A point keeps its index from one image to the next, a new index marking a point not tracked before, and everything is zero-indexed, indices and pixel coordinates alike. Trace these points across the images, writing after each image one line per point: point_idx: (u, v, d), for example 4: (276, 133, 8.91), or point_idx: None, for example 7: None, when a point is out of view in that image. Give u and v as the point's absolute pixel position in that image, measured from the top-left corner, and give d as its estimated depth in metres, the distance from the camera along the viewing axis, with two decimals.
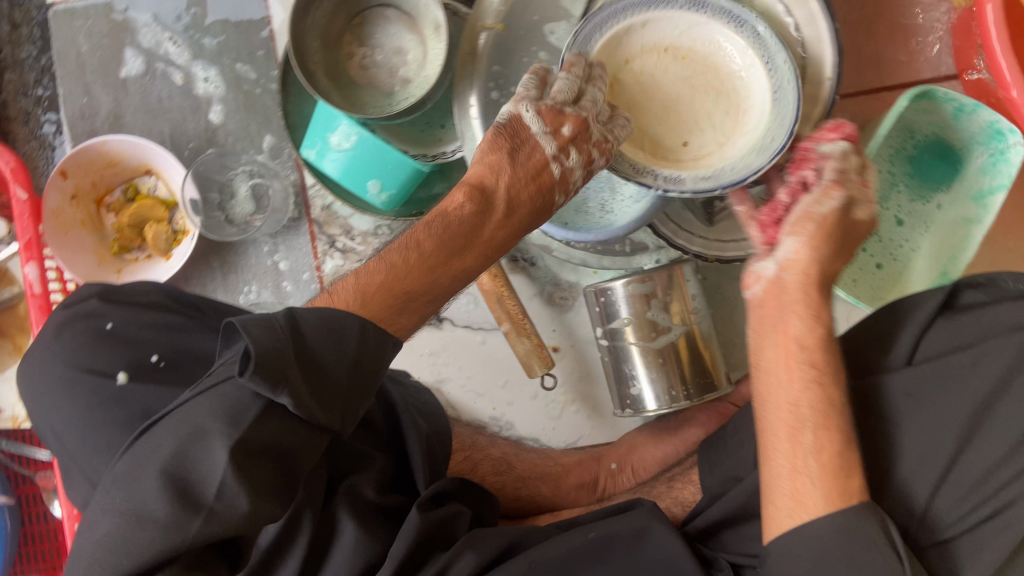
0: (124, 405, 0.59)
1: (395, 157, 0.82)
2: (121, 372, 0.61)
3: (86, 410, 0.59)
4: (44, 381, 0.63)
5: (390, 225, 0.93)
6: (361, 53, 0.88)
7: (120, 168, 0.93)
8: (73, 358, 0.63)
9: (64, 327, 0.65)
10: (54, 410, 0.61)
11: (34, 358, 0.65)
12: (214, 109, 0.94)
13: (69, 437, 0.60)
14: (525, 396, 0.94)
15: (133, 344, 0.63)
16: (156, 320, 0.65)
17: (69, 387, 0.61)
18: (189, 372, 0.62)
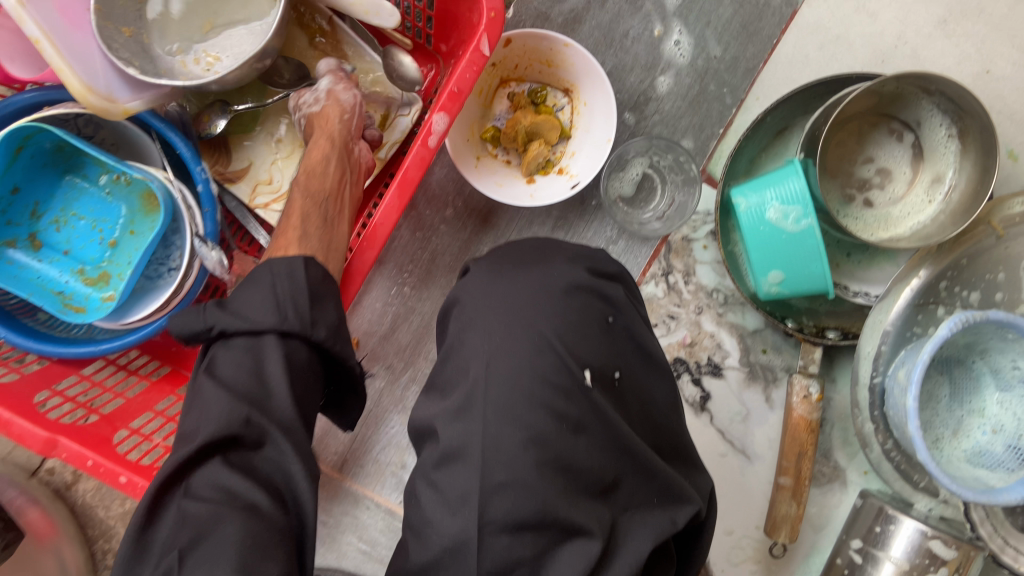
0: (576, 403, 0.54)
1: (819, 269, 0.76)
2: (587, 370, 0.56)
3: (539, 380, 0.54)
4: (506, 308, 0.58)
5: (728, 297, 0.87)
6: (849, 147, 0.81)
7: (548, 70, 0.83)
8: (560, 316, 0.57)
9: (570, 290, 0.59)
10: (504, 341, 0.56)
11: (501, 274, 0.61)
12: (663, 79, 0.85)
13: (500, 375, 0.54)
14: (722, 527, 0.89)
15: (606, 344, 0.58)
16: (637, 338, 0.61)
17: (531, 343, 0.55)
18: (626, 406, 0.59)
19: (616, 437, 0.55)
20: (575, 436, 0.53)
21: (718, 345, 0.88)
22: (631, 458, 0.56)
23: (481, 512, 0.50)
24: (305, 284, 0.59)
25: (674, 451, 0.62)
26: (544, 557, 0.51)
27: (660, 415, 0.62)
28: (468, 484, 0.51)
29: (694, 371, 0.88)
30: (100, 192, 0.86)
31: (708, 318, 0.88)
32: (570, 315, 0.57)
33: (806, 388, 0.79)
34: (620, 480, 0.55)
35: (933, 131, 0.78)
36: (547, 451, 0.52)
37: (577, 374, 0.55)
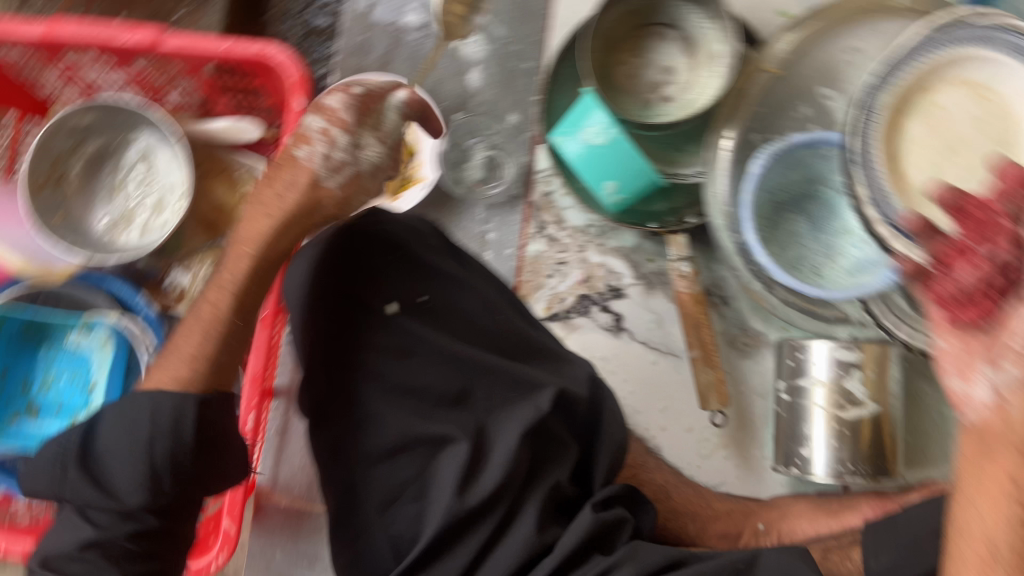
0: (391, 334, 0.65)
1: (639, 166, 0.86)
2: (392, 304, 0.66)
3: (356, 327, 0.65)
4: (319, 280, 0.68)
5: (601, 227, 0.97)
6: (634, 62, 0.91)
7: None
8: (356, 270, 0.67)
9: (353, 240, 0.68)
10: (320, 309, 0.66)
11: (306, 255, 0.70)
12: (472, 76, 0.99)
13: (331, 336, 0.66)
14: (680, 426, 0.95)
15: (407, 277, 0.67)
16: (433, 262, 0.68)
17: (341, 300, 0.66)
18: (442, 320, 0.67)
19: (441, 351, 0.65)
20: (405, 362, 0.64)
21: (611, 270, 0.97)
22: (460, 364, 0.65)
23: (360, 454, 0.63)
24: (185, 432, 0.60)
25: (522, 343, 0.70)
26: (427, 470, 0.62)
27: (494, 317, 0.69)
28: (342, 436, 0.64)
29: (600, 300, 0.97)
30: (68, 349, 0.95)
31: (593, 252, 0.97)
32: (361, 263, 0.67)
33: (679, 268, 0.89)
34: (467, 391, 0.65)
35: (693, 21, 0.90)
36: (386, 382, 0.64)
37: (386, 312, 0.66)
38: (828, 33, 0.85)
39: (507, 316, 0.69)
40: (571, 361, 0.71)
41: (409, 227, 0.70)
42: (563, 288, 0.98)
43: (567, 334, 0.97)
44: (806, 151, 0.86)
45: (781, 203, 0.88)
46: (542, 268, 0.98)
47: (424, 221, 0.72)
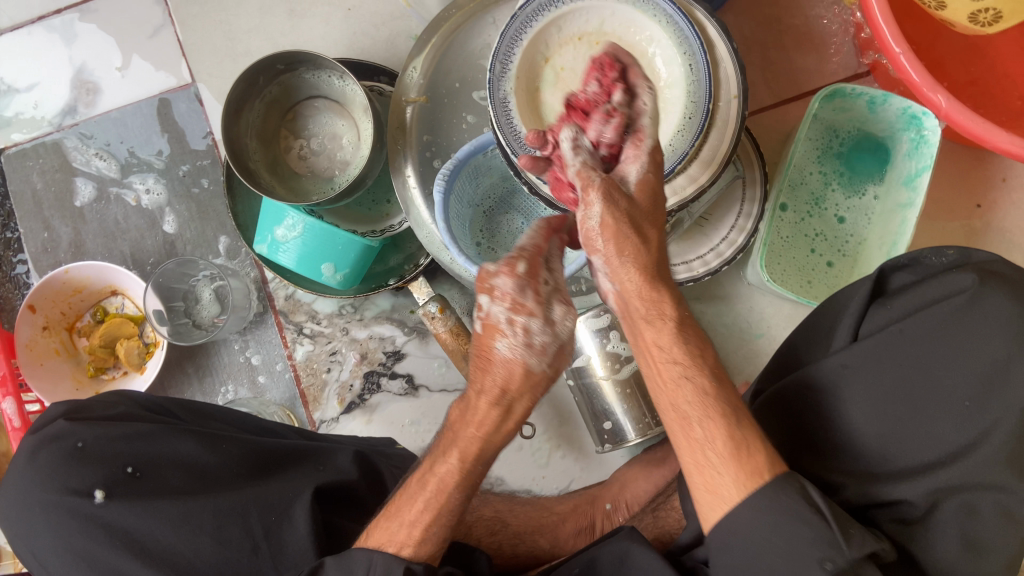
0: (107, 524, 0.59)
1: (345, 238, 0.86)
2: (98, 491, 0.60)
3: (72, 536, 0.59)
4: (20, 506, 0.61)
5: (352, 303, 0.96)
6: (299, 145, 0.91)
7: (85, 293, 0.95)
8: (49, 482, 0.60)
9: (35, 453, 0.62)
10: (32, 535, 0.60)
11: (2, 484, 0.63)
12: (167, 220, 0.98)
13: (57, 560, 0.60)
14: (511, 448, 0.94)
15: (105, 458, 0.62)
16: (127, 429, 0.64)
17: (43, 516, 0.60)
18: (162, 478, 0.62)
19: (176, 515, 0.59)
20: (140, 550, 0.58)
21: (381, 338, 0.96)
22: (201, 509, 0.60)
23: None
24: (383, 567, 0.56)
25: (256, 460, 0.67)
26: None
27: (214, 452, 0.66)
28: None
29: (385, 370, 0.95)
30: None
31: (357, 329, 0.96)
32: (48, 469, 0.61)
33: (428, 311, 0.86)
34: (224, 534, 0.60)
35: (329, 83, 0.89)
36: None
37: (97, 508, 0.59)
38: (449, 45, 0.86)
39: (230, 443, 0.67)
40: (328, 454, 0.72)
41: (93, 414, 0.66)
42: (346, 375, 0.96)
43: (369, 417, 0.95)
44: (481, 158, 0.85)
45: (489, 210, 0.90)
46: (318, 367, 0.96)
47: (102, 399, 0.69)
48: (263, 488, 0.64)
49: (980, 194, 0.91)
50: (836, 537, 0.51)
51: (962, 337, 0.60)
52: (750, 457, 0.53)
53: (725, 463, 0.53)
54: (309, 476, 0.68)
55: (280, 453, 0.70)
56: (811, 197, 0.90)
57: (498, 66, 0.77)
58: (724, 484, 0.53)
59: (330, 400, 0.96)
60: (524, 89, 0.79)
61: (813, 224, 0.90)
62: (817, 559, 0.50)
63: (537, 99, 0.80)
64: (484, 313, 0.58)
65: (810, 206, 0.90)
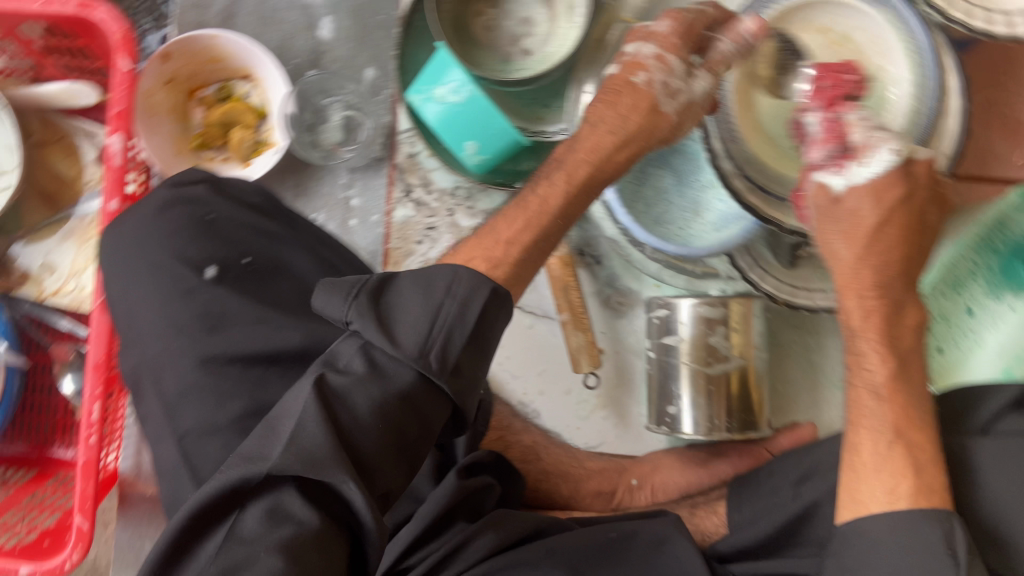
0: (201, 299, 0.57)
1: (500, 124, 0.83)
2: (211, 267, 0.59)
3: (167, 298, 0.57)
4: (131, 249, 0.60)
5: (469, 189, 0.93)
6: (490, 15, 0.87)
7: (220, 66, 0.91)
8: (169, 241, 0.59)
9: (167, 206, 0.61)
10: (131, 280, 0.59)
11: (122, 221, 0.63)
12: (324, 27, 0.93)
13: (144, 316, 0.58)
14: (559, 389, 0.94)
15: (226, 240, 0.60)
16: (260, 223, 0.62)
17: (150, 267, 0.59)
18: (273, 282, 0.60)
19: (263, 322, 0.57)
20: (216, 333, 0.56)
21: None
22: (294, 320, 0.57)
23: (190, 466, 0.53)
24: (463, 308, 0.51)
25: None
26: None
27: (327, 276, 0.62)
28: (159, 422, 0.56)
29: None
30: None
31: (463, 215, 0.94)
32: (174, 227, 0.60)
33: None
34: (308, 351, 0.56)
35: None
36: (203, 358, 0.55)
37: (204, 287, 0.58)
38: None
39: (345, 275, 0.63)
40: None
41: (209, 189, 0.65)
42: (434, 254, 0.93)
43: None
44: None
45: (646, 158, 0.87)
46: (411, 234, 0.94)
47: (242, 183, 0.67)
48: None
49: None
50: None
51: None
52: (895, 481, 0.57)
53: (866, 474, 0.58)
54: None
55: None
56: (953, 280, 0.88)
57: None
58: (867, 491, 0.57)
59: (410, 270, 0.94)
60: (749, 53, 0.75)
61: (942, 304, 0.88)
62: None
63: (755, 73, 0.77)
64: (632, 54, 0.70)
65: (947, 288, 0.88)
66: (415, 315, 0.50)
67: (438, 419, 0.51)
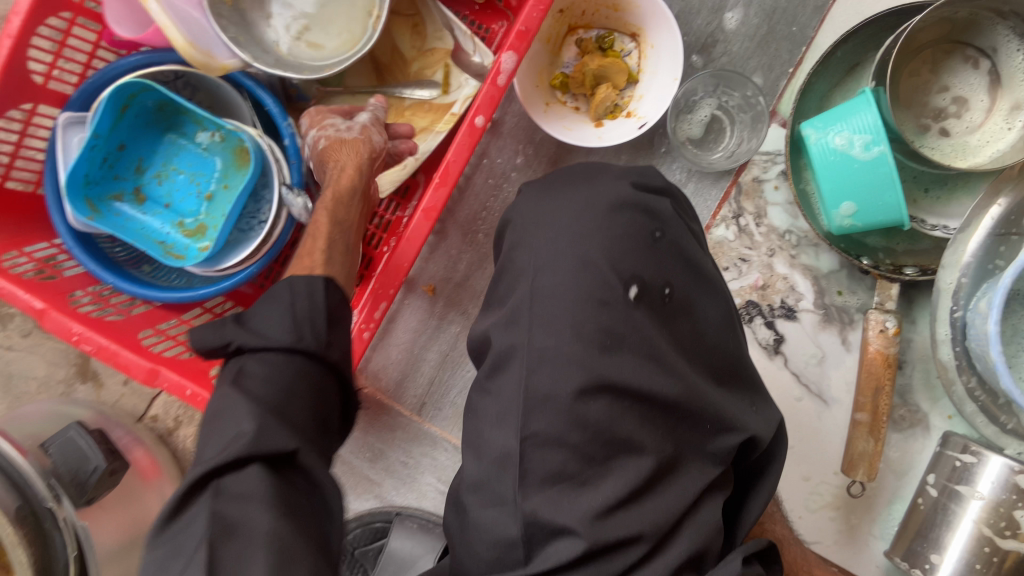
0: (615, 313, 0.58)
1: (893, 198, 0.75)
2: (633, 286, 0.59)
3: (582, 299, 0.58)
4: (564, 229, 0.61)
5: (800, 237, 0.87)
6: (922, 78, 0.79)
7: (614, 15, 0.85)
8: (609, 243, 0.60)
9: (617, 209, 0.62)
10: (552, 263, 0.60)
11: (552, 188, 0.65)
12: (731, 12, 0.85)
13: (543, 302, 0.59)
14: (799, 472, 0.88)
15: (656, 263, 0.61)
16: (683, 258, 0.63)
17: (576, 260, 0.60)
18: (675, 323, 0.61)
19: (653, 352, 0.58)
20: (610, 355, 0.57)
21: (791, 287, 0.87)
22: (679, 371, 0.59)
23: (522, 466, 0.55)
24: (323, 305, 0.59)
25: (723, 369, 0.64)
26: (596, 470, 0.56)
27: (713, 333, 0.63)
28: (511, 402, 0.57)
29: (767, 314, 0.88)
30: (197, 149, 0.91)
31: (780, 261, 0.88)
32: (618, 234, 0.61)
33: (882, 322, 0.78)
34: (681, 403, 0.58)
35: (1011, 55, 0.76)
36: (592, 371, 0.56)
37: (617, 306, 0.58)
38: None
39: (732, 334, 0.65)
40: (765, 401, 0.66)
41: (336, 162, 0.78)
42: (734, 286, 0.88)
43: None
44: None
45: None
46: (719, 257, 0.89)
47: (686, 210, 0.66)
48: (719, 398, 0.61)
49: None
50: None
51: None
52: None
53: None
54: (749, 414, 0.63)
55: (738, 373, 0.65)
56: None
57: None
58: None
59: None
60: None
61: None
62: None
63: None
64: None
65: None
66: (277, 322, 0.57)
67: (319, 408, 0.56)
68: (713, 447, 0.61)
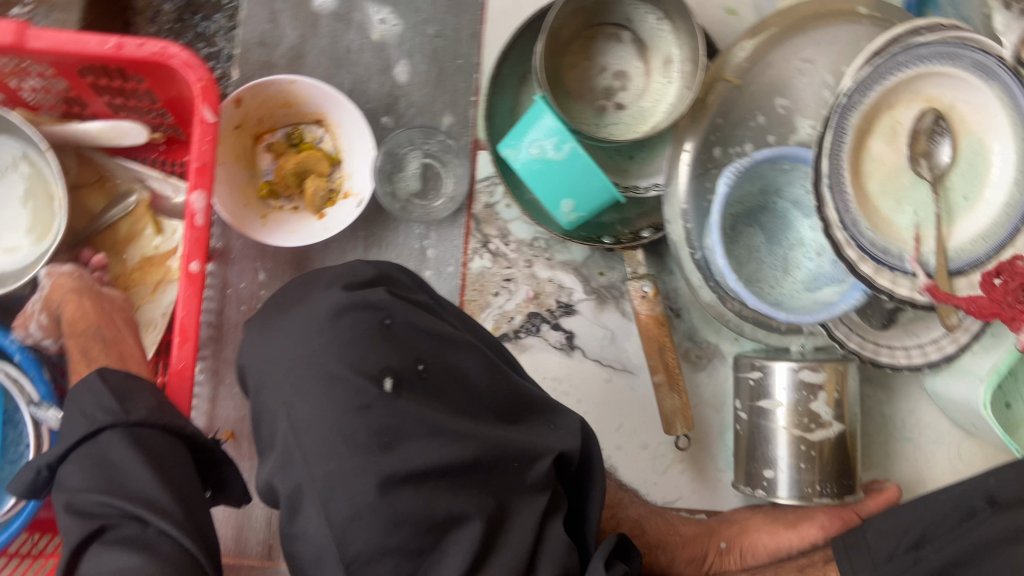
0: (379, 412, 0.53)
1: (600, 183, 0.80)
2: (386, 378, 0.55)
3: (342, 410, 0.53)
4: (293, 352, 0.56)
5: (547, 240, 0.91)
6: (583, 66, 0.84)
7: (292, 110, 0.86)
8: (345, 348, 0.55)
9: (340, 310, 0.57)
10: (297, 391, 0.55)
11: (270, 322, 0.60)
12: (399, 67, 0.88)
13: (305, 430, 0.54)
14: (637, 444, 0.92)
15: (401, 344, 0.57)
16: (429, 326, 0.59)
17: (320, 377, 0.55)
18: (446, 392, 0.57)
19: (433, 428, 0.54)
20: (393, 451, 0.53)
21: (559, 285, 0.91)
22: (466, 434, 0.55)
23: None
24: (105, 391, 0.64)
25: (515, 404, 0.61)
26: (427, 559, 0.52)
27: (489, 379, 0.60)
28: (320, 540, 0.52)
29: (550, 318, 0.92)
30: None
31: (540, 267, 0.91)
32: (350, 334, 0.56)
33: (640, 288, 0.83)
34: (480, 461, 0.55)
35: (644, 20, 0.83)
36: (380, 473, 0.52)
37: (380, 402, 0.54)
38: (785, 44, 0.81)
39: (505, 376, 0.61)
40: (565, 412, 0.64)
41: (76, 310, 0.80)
42: (511, 306, 0.91)
43: (517, 354, 0.91)
44: (765, 166, 0.83)
45: (737, 216, 0.86)
46: (487, 286, 0.91)
47: (408, 282, 0.64)
48: (521, 437, 0.59)
49: None
50: None
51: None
52: None
53: None
54: (552, 434, 0.61)
55: (532, 402, 0.63)
56: None
57: (856, 95, 0.74)
58: None
59: (486, 323, 0.91)
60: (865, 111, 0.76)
61: None
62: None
63: (864, 143, 0.77)
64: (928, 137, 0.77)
65: None
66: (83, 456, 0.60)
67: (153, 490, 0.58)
68: (532, 480, 0.58)
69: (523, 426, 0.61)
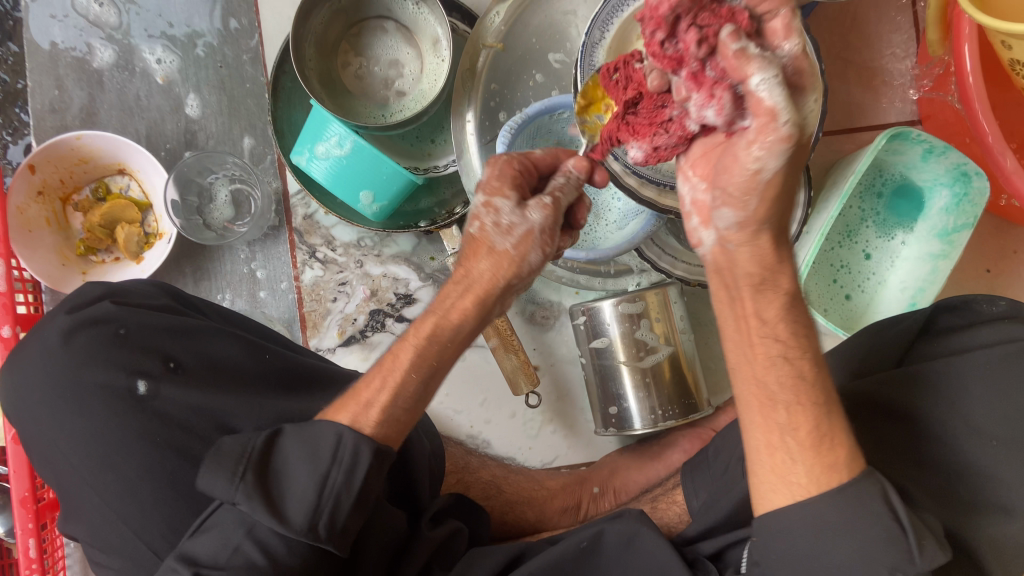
0: (142, 417, 0.57)
1: (388, 168, 0.81)
2: (140, 382, 0.58)
3: (105, 420, 0.57)
4: (47, 382, 0.59)
5: (373, 237, 0.92)
6: (357, 63, 0.87)
7: (91, 166, 0.88)
8: (88, 365, 0.58)
9: (72, 332, 0.59)
10: (57, 418, 0.58)
11: (18, 357, 0.61)
12: (189, 102, 0.92)
13: (79, 453, 0.57)
14: (504, 414, 0.94)
15: (150, 350, 0.60)
16: (174, 324, 0.62)
17: (70, 401, 0.58)
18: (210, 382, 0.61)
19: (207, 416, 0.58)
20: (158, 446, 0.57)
21: (394, 278, 0.92)
22: (240, 409, 0.59)
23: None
24: None
25: (293, 378, 0.65)
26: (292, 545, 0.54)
27: (256, 361, 0.64)
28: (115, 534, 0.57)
29: (393, 311, 0.92)
30: None
31: (371, 264, 0.93)
32: (88, 353, 0.59)
33: None
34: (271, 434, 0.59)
35: (402, 6, 0.85)
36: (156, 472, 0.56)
37: (144, 403, 0.58)
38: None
39: (273, 355, 0.65)
40: (359, 381, 0.69)
41: None
42: (351, 308, 0.92)
43: (368, 354, 0.92)
44: (546, 119, 0.83)
45: None
46: (324, 294, 0.92)
47: (176, 295, 0.67)
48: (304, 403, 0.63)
49: (988, 264, 0.96)
50: (911, 551, 0.48)
51: (996, 373, 0.60)
52: (830, 452, 0.50)
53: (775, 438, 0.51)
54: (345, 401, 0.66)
55: (314, 374, 0.67)
56: (845, 229, 0.94)
57: (596, 32, 0.75)
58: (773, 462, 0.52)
59: (330, 330, 0.92)
60: (615, 41, 0.77)
61: (841, 254, 0.94)
62: (886, 569, 0.48)
63: None
64: None
65: (842, 238, 0.94)
66: None
67: None
68: None
69: (311, 394, 0.65)
